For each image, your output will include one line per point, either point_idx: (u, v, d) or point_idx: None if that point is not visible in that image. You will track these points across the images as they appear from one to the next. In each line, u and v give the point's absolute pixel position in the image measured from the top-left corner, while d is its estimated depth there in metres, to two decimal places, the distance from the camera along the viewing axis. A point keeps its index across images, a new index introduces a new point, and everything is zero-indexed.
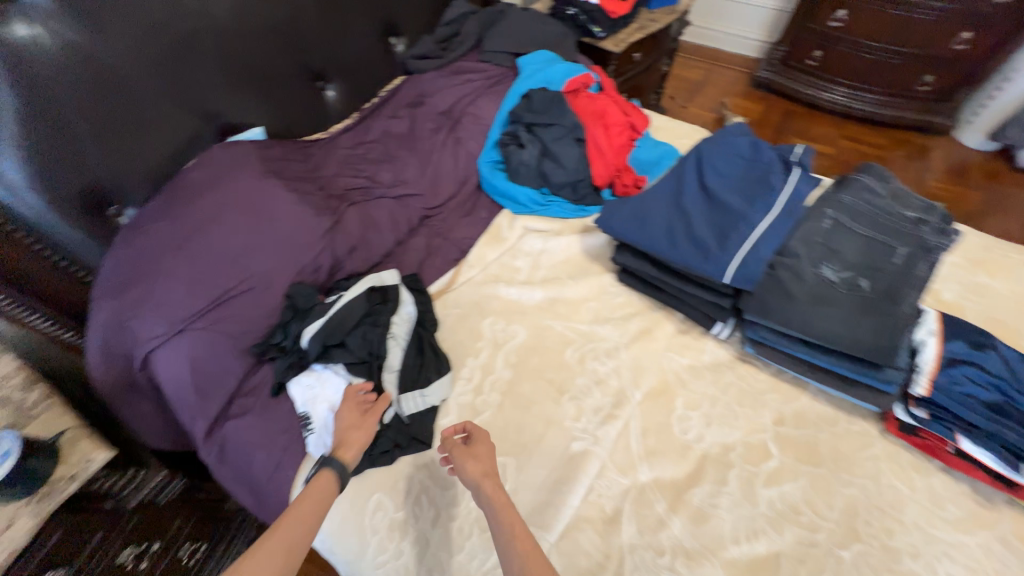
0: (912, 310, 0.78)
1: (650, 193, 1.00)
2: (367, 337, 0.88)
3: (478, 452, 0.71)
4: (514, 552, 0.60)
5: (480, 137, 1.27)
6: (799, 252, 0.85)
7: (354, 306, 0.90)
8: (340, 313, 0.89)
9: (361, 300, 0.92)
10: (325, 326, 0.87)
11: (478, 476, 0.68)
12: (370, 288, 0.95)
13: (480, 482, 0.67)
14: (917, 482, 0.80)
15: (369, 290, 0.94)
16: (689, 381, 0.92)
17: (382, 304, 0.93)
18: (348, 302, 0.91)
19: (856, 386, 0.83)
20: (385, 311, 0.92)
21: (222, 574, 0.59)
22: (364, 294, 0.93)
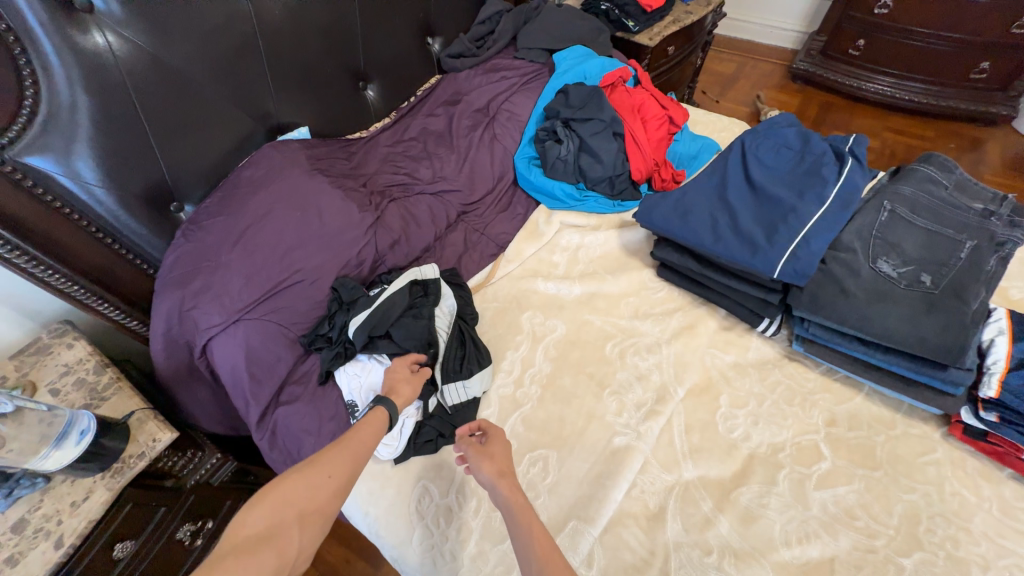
0: (982, 307, 0.73)
1: (692, 186, 0.98)
2: (413, 326, 0.90)
3: (494, 450, 0.69)
4: (533, 554, 0.56)
5: (516, 134, 1.28)
6: (854, 246, 0.82)
7: (398, 298, 0.92)
8: (386, 303, 0.91)
9: (405, 291, 0.94)
10: (372, 316, 0.89)
11: (493, 476, 0.65)
12: (413, 280, 0.97)
13: (495, 482, 0.64)
14: (985, 489, 0.75)
15: (411, 282, 0.96)
16: (734, 378, 0.90)
17: (423, 296, 0.96)
18: (394, 293, 0.93)
19: (917, 386, 0.79)
20: (428, 303, 0.94)
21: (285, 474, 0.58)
22: (408, 286, 0.95)
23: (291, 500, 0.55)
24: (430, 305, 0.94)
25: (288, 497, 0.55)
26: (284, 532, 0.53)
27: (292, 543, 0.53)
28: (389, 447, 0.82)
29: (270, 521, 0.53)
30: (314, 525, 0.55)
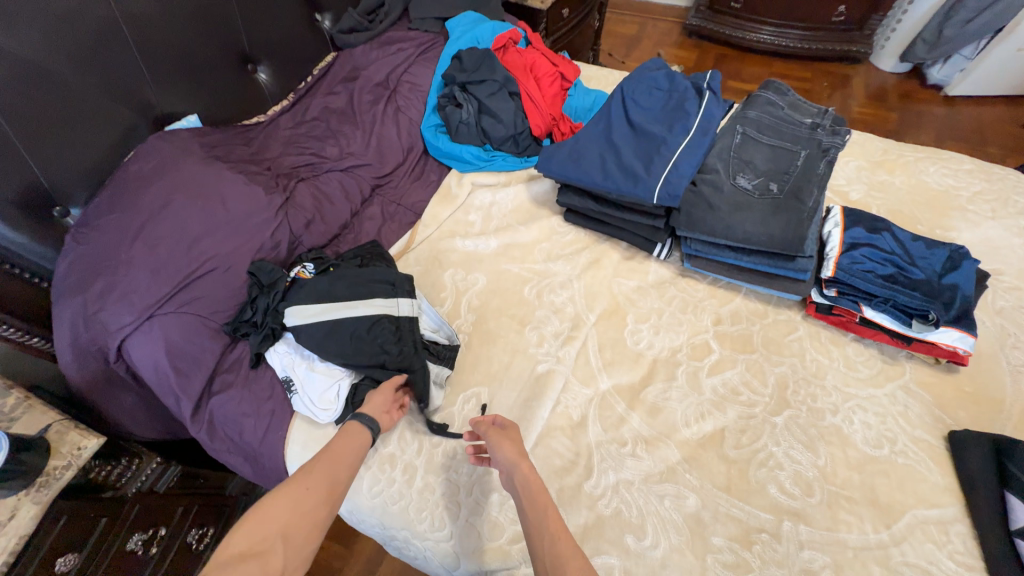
0: (814, 204, 0.89)
1: (584, 134, 1.06)
2: (372, 354, 0.88)
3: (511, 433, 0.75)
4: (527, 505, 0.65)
5: (420, 104, 1.31)
6: (717, 167, 0.95)
7: (363, 325, 0.88)
8: (344, 319, 0.88)
9: (375, 322, 0.88)
10: (325, 321, 0.88)
11: (514, 457, 0.71)
12: (391, 308, 0.91)
13: (516, 461, 0.70)
14: (834, 352, 0.92)
15: (389, 313, 0.90)
16: (637, 300, 1.01)
17: (405, 329, 0.90)
18: (358, 317, 0.89)
19: (778, 279, 0.94)
20: (403, 344, 0.89)
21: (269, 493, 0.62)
22: (378, 317, 0.89)
23: (274, 520, 0.58)
24: (403, 338, 0.89)
25: (276, 517, 0.59)
26: (267, 551, 0.56)
27: (277, 561, 0.55)
28: (326, 409, 0.87)
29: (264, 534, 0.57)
30: (300, 536, 0.59)
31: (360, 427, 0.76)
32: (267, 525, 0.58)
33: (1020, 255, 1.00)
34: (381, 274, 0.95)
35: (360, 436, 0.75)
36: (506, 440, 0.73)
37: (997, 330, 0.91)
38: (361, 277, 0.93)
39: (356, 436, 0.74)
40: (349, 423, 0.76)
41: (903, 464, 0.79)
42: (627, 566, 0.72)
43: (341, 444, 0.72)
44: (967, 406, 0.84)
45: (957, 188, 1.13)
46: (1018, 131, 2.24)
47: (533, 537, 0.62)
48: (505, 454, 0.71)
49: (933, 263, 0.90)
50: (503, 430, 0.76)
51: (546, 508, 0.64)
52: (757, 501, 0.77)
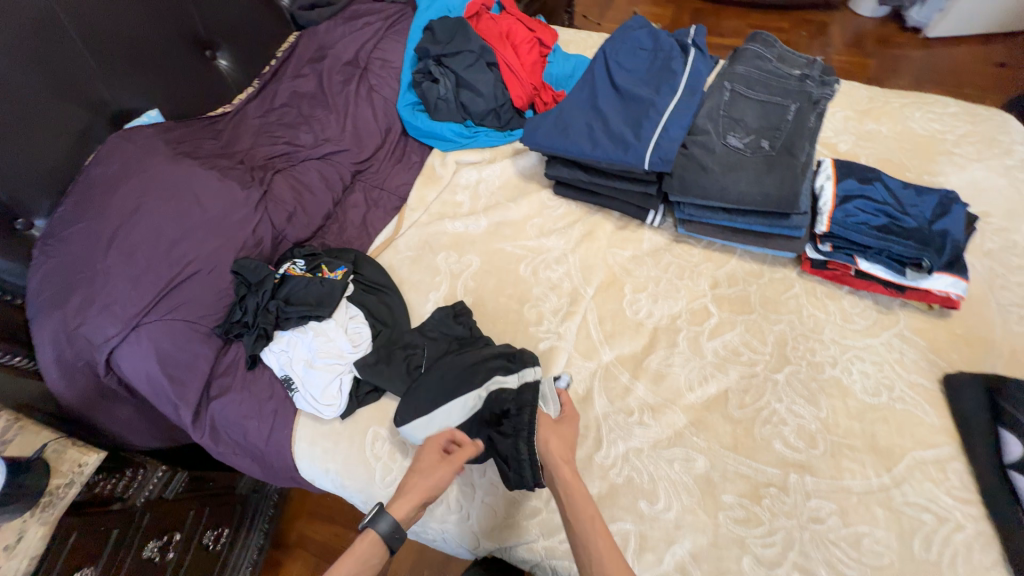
0: (807, 158, 0.87)
1: (569, 103, 1.03)
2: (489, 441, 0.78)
3: (563, 432, 0.75)
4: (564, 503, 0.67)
5: (394, 82, 1.25)
6: (708, 128, 0.93)
7: (479, 415, 0.80)
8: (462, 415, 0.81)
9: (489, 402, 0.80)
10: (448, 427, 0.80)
11: (557, 459, 0.71)
12: (499, 381, 0.81)
13: (559, 465, 0.70)
14: (830, 306, 0.93)
15: (497, 388, 0.81)
16: (634, 269, 1.00)
17: (512, 403, 0.78)
18: (465, 409, 0.81)
19: (772, 238, 0.94)
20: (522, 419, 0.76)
21: None
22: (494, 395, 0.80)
23: None
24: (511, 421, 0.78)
25: None
26: None
27: None
28: (330, 405, 0.86)
29: None
30: None
31: (374, 543, 0.65)
32: None
33: (1005, 195, 1.01)
34: (485, 349, 0.86)
35: (368, 562, 0.64)
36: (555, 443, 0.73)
37: (985, 271, 0.93)
38: (462, 359, 0.85)
39: (365, 563, 0.64)
40: (367, 531, 0.66)
41: (902, 410, 0.81)
42: (642, 530, 0.75)
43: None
44: (961, 348, 0.86)
45: (942, 132, 1.12)
46: (995, 71, 2.23)
47: (578, 548, 0.63)
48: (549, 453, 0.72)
49: (923, 210, 0.91)
50: (556, 423, 0.76)
51: (592, 525, 0.64)
52: (763, 457, 0.79)
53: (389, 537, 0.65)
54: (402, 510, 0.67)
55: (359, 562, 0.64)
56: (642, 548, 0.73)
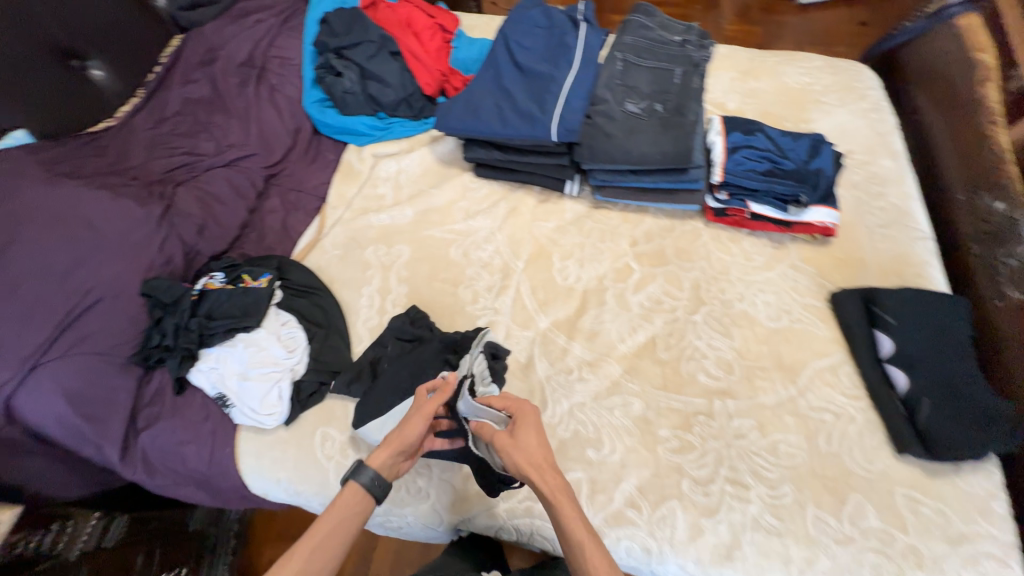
0: (695, 116, 0.96)
1: (476, 85, 1.05)
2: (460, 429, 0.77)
3: (523, 440, 0.65)
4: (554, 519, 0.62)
5: (297, 80, 1.21)
6: (606, 97, 0.99)
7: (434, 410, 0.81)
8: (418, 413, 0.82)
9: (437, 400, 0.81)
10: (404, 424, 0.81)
11: (531, 468, 0.64)
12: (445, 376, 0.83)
13: (532, 478, 0.63)
14: (733, 248, 1.03)
15: None
16: (559, 239, 1.05)
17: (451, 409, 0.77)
18: None
19: (677, 193, 1.02)
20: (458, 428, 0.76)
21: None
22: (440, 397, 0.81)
23: None
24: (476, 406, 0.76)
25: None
26: None
27: None
28: (271, 414, 0.84)
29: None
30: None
31: (357, 493, 0.66)
32: None
33: (864, 134, 1.16)
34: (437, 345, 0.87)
35: (352, 510, 0.65)
36: (520, 453, 0.64)
37: (854, 201, 1.07)
38: (416, 357, 0.86)
39: (348, 512, 0.65)
40: (348, 483, 0.66)
41: (800, 328, 0.92)
42: (592, 475, 0.80)
43: (328, 533, 0.62)
44: (842, 269, 0.99)
45: (811, 84, 1.26)
46: (858, 29, 2.51)
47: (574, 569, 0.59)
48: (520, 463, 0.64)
49: (799, 153, 1.03)
50: (511, 434, 0.66)
51: (586, 549, 0.59)
52: (690, 390, 0.87)
53: (372, 484, 0.66)
54: (381, 460, 0.68)
55: (344, 513, 0.65)
56: (593, 491, 0.79)
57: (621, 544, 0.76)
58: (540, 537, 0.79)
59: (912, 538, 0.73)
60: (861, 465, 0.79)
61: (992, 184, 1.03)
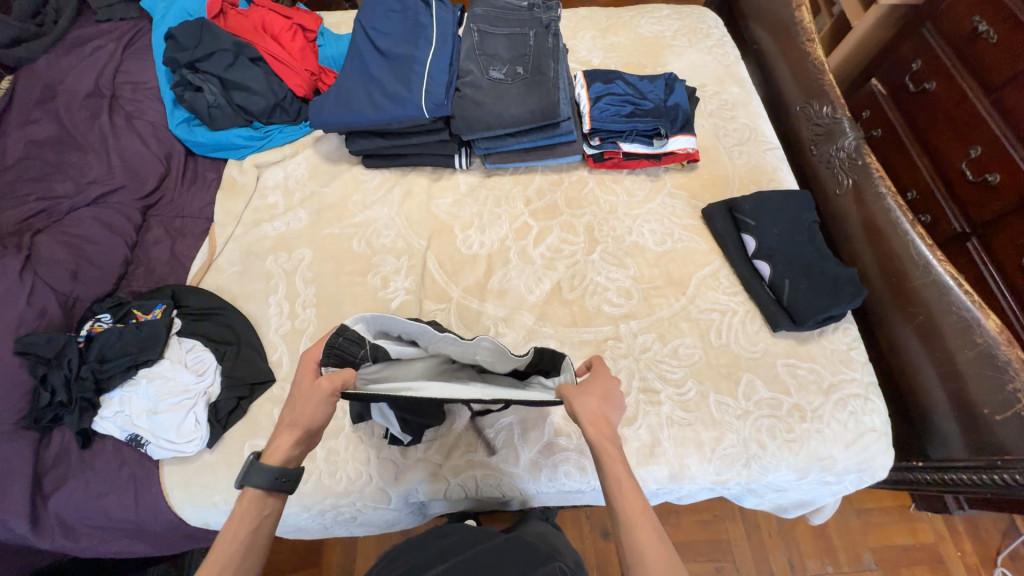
0: (554, 73, 1.03)
1: (344, 77, 1.05)
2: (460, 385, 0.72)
3: (595, 392, 0.66)
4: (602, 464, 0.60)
5: (155, 102, 1.15)
6: (470, 68, 1.04)
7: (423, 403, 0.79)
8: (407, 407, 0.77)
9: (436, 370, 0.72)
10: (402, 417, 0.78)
11: (591, 419, 0.63)
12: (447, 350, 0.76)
13: (586, 425, 0.62)
14: (617, 189, 1.12)
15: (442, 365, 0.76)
16: (457, 212, 1.08)
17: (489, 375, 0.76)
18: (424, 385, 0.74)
19: (557, 147, 1.09)
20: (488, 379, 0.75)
21: None
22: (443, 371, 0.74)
23: None
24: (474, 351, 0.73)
25: None
26: None
27: None
28: (191, 440, 0.81)
29: None
30: None
31: (258, 497, 0.59)
32: None
33: (713, 68, 1.29)
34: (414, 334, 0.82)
35: (260, 513, 0.59)
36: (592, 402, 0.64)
37: (712, 128, 1.19)
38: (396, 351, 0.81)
39: (258, 515, 0.59)
40: (246, 489, 0.59)
41: (683, 247, 1.03)
42: (521, 416, 0.86)
43: (244, 537, 0.56)
44: (709, 189, 1.11)
45: (663, 31, 1.37)
46: None
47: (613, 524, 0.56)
48: (588, 413, 0.63)
49: (658, 93, 1.12)
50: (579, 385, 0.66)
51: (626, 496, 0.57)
52: (598, 321, 0.94)
53: (271, 480, 0.59)
54: (279, 453, 0.61)
55: (251, 515, 0.58)
56: (526, 430, 0.85)
57: (558, 470, 0.83)
58: (487, 487, 0.84)
59: (795, 398, 0.87)
60: (747, 348, 0.91)
61: (818, 93, 1.19)
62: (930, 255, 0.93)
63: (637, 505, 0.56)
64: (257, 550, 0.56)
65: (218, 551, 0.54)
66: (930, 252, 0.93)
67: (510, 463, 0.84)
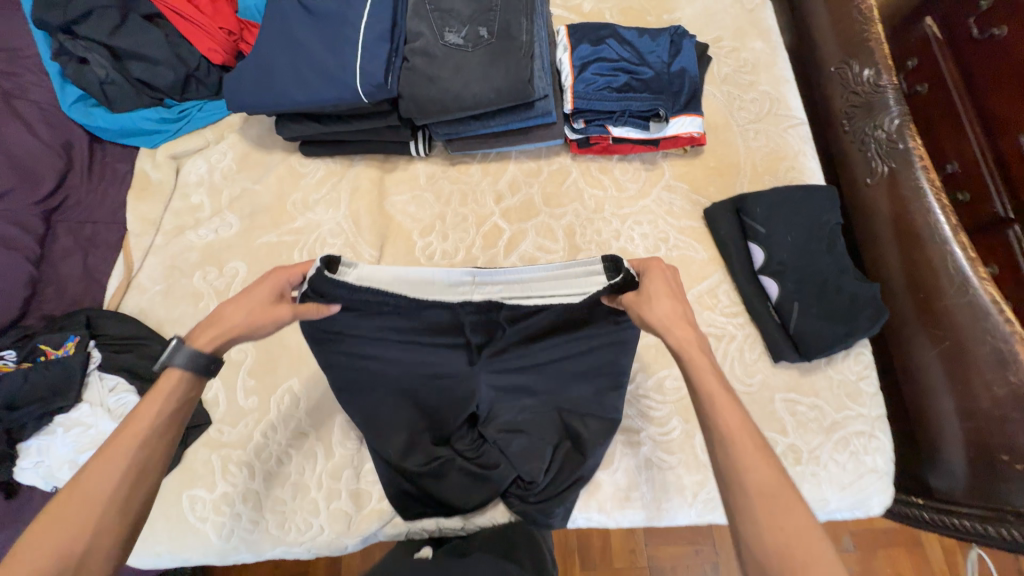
0: (527, 35, 0.81)
1: (262, 43, 0.83)
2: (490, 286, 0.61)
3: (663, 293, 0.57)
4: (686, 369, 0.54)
5: (40, 78, 0.94)
6: (421, 30, 0.82)
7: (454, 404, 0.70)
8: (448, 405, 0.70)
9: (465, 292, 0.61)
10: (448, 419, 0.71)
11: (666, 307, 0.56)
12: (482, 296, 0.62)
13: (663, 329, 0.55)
14: (605, 181, 0.94)
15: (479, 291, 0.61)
16: (415, 212, 0.92)
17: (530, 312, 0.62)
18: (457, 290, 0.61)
19: (532, 131, 0.90)
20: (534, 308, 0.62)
21: (99, 478, 0.49)
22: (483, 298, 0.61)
23: (76, 506, 0.47)
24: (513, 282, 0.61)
25: (85, 493, 0.48)
26: (78, 527, 0.47)
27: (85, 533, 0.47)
28: None
29: (71, 520, 0.47)
30: (107, 520, 0.48)
31: (183, 378, 0.55)
32: (81, 511, 0.47)
33: (732, 14, 1.03)
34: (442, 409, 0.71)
35: (185, 397, 0.56)
36: (651, 307, 0.56)
37: (724, 98, 0.98)
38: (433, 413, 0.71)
39: (178, 400, 0.55)
40: (168, 369, 0.55)
41: (678, 256, 0.88)
42: (528, 436, 0.72)
43: (164, 416, 0.54)
44: (715, 180, 0.93)
45: None
46: None
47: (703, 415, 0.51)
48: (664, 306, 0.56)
49: (661, 55, 0.89)
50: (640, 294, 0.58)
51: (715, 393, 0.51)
52: None
53: (197, 355, 0.56)
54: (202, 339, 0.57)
55: (175, 394, 0.55)
56: (523, 446, 0.71)
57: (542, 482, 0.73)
58: (464, 495, 0.73)
59: (791, 439, 0.77)
60: (742, 380, 0.80)
61: (861, 50, 0.96)
62: (970, 271, 0.78)
63: (730, 408, 0.50)
64: (173, 431, 0.54)
65: (133, 425, 0.52)
66: (970, 266, 0.78)
67: (503, 479, 0.72)
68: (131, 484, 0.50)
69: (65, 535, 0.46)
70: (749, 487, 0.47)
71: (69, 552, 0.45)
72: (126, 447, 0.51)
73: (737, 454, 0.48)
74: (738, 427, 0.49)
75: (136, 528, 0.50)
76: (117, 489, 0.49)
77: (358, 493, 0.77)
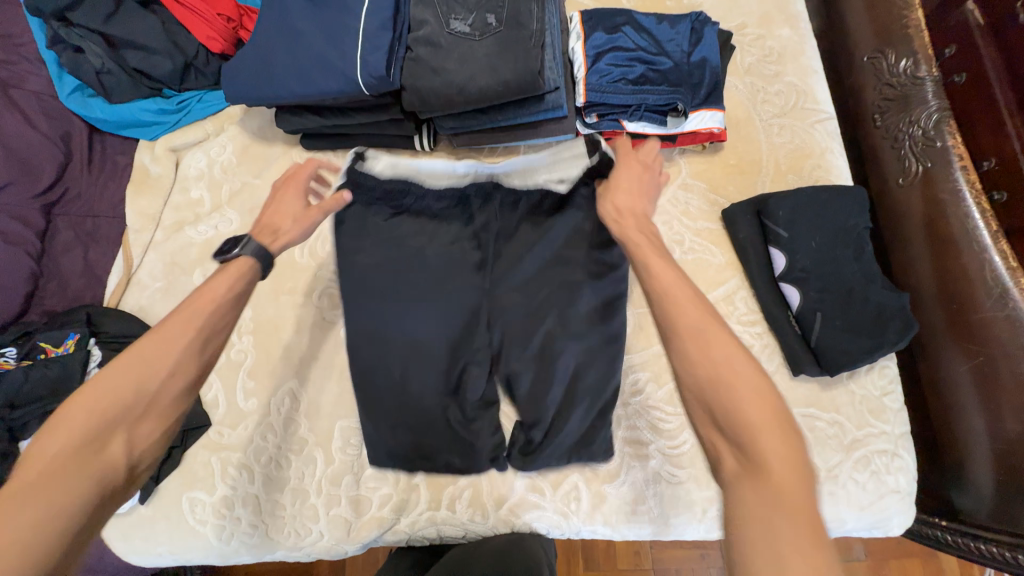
0: (538, 22, 0.76)
1: (260, 31, 0.80)
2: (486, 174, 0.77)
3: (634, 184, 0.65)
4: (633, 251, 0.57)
5: (38, 67, 0.92)
6: (425, 17, 0.77)
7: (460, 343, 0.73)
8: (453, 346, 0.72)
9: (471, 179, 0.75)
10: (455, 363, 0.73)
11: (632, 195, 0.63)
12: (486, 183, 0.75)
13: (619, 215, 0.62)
14: None
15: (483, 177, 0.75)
16: None
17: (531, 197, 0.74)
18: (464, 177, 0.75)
19: (542, 125, 0.85)
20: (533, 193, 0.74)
21: (171, 337, 0.53)
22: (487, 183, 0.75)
23: (148, 359, 0.52)
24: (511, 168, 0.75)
25: (153, 350, 0.52)
26: (147, 380, 0.51)
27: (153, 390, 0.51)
28: None
29: (137, 371, 0.51)
30: (173, 378, 0.52)
31: (249, 268, 0.59)
32: (147, 365, 0.51)
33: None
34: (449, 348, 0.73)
35: (247, 282, 0.59)
36: (621, 196, 0.63)
37: (747, 90, 0.92)
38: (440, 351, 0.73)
39: (240, 282, 0.59)
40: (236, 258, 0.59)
41: (693, 259, 0.83)
42: (534, 372, 0.72)
43: (228, 294, 0.57)
44: (735, 179, 0.88)
45: None
46: None
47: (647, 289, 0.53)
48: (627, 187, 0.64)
49: (682, 43, 0.83)
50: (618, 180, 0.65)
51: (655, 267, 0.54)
52: None
53: (264, 251, 0.61)
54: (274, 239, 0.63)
55: (241, 277, 0.59)
56: (527, 398, 0.72)
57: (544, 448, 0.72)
58: (462, 451, 0.73)
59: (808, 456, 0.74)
60: None
61: (898, 38, 0.90)
62: (1010, 281, 0.73)
63: (671, 279, 0.52)
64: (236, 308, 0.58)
65: (208, 292, 0.57)
66: (1011, 276, 0.73)
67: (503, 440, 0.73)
68: (199, 346, 0.55)
69: (133, 377, 0.50)
70: (687, 338, 0.49)
71: (146, 386, 0.51)
72: (202, 311, 0.55)
73: (674, 312, 0.50)
74: (677, 286, 0.52)
75: (197, 386, 0.55)
76: (183, 349, 0.53)
77: (359, 499, 0.75)
